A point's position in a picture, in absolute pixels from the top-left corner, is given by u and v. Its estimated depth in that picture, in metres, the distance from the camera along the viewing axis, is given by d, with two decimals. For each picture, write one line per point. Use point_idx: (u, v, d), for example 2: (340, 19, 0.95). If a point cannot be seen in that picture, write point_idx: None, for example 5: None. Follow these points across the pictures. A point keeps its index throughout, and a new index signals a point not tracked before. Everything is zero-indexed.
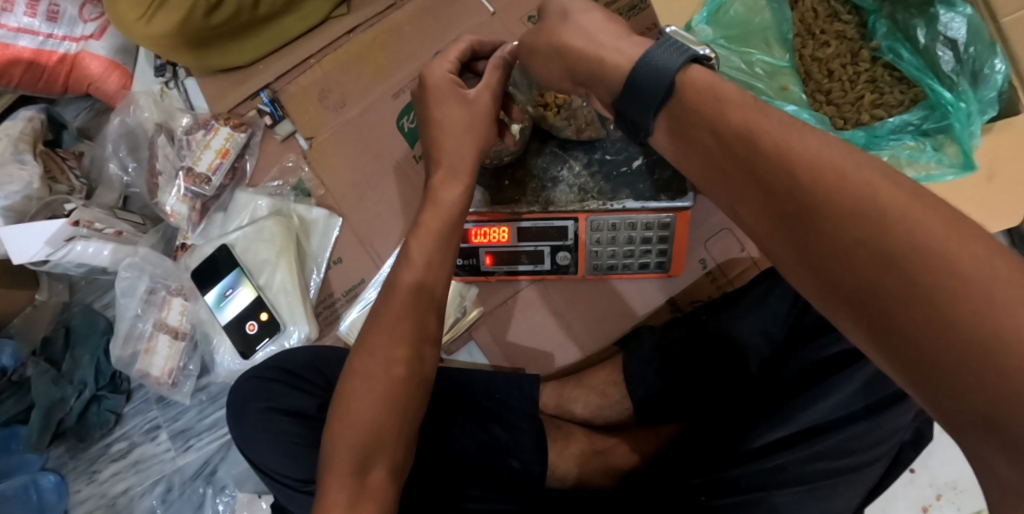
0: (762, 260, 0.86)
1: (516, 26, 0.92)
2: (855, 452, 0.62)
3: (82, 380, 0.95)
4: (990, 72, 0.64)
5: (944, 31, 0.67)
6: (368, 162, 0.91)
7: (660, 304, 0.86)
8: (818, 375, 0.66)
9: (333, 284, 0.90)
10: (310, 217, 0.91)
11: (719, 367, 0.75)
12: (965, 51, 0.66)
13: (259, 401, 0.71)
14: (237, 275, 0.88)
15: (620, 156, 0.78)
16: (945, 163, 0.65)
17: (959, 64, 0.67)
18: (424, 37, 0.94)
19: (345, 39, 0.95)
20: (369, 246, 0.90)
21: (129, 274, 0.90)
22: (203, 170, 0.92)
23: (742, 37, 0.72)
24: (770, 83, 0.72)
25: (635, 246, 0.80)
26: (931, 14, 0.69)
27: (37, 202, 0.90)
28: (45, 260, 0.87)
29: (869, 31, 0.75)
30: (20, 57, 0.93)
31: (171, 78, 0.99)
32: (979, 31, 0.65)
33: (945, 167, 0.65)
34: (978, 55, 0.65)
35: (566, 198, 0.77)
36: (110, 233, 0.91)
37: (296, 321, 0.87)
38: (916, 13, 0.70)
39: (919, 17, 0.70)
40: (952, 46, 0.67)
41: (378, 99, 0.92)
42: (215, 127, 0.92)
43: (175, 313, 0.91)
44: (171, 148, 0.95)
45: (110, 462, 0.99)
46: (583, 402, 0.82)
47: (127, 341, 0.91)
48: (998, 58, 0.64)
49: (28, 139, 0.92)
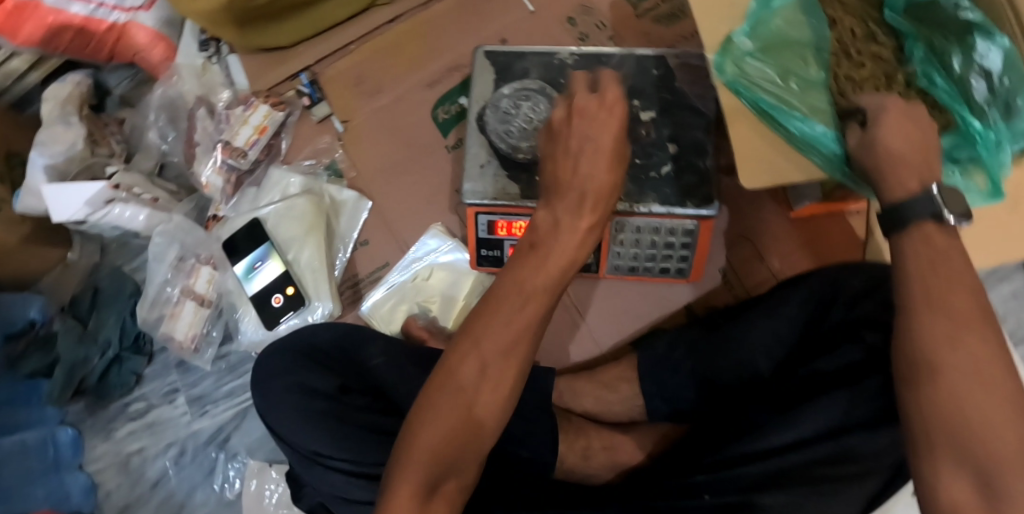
0: (780, 273, 0.88)
1: (553, 26, 0.95)
2: (859, 460, 0.62)
3: (106, 340, 0.97)
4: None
5: (980, 60, 0.68)
6: (400, 149, 0.94)
7: (677, 306, 0.87)
8: (823, 384, 0.67)
9: (358, 265, 0.93)
10: (340, 198, 0.93)
11: (729, 370, 0.75)
12: (1000, 81, 0.67)
13: (278, 374, 0.74)
14: (266, 248, 0.90)
15: (650, 160, 0.78)
16: (972, 191, 0.68)
17: (992, 95, 0.68)
18: (461, 31, 0.96)
19: (386, 28, 0.98)
20: (396, 230, 0.93)
21: (160, 240, 0.93)
22: (240, 144, 0.94)
23: (778, 50, 0.70)
24: (803, 98, 0.68)
25: (657, 250, 0.82)
26: (969, 43, 0.69)
27: (78, 164, 0.92)
28: (82, 221, 0.89)
29: (905, 56, 0.73)
30: (71, 23, 0.94)
31: (213, 54, 1.01)
32: (1016, 63, 0.66)
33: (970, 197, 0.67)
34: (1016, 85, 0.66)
35: (701, 197, 0.77)
36: (147, 198, 0.93)
37: (320, 298, 0.89)
38: (954, 40, 0.70)
39: (957, 44, 0.70)
40: (987, 76, 0.68)
41: (413, 88, 0.95)
42: (254, 104, 0.95)
43: (202, 281, 0.93)
44: (210, 121, 0.98)
45: (127, 421, 1.02)
46: (593, 398, 0.83)
47: (154, 304, 0.94)
48: None
49: (74, 101, 0.93)
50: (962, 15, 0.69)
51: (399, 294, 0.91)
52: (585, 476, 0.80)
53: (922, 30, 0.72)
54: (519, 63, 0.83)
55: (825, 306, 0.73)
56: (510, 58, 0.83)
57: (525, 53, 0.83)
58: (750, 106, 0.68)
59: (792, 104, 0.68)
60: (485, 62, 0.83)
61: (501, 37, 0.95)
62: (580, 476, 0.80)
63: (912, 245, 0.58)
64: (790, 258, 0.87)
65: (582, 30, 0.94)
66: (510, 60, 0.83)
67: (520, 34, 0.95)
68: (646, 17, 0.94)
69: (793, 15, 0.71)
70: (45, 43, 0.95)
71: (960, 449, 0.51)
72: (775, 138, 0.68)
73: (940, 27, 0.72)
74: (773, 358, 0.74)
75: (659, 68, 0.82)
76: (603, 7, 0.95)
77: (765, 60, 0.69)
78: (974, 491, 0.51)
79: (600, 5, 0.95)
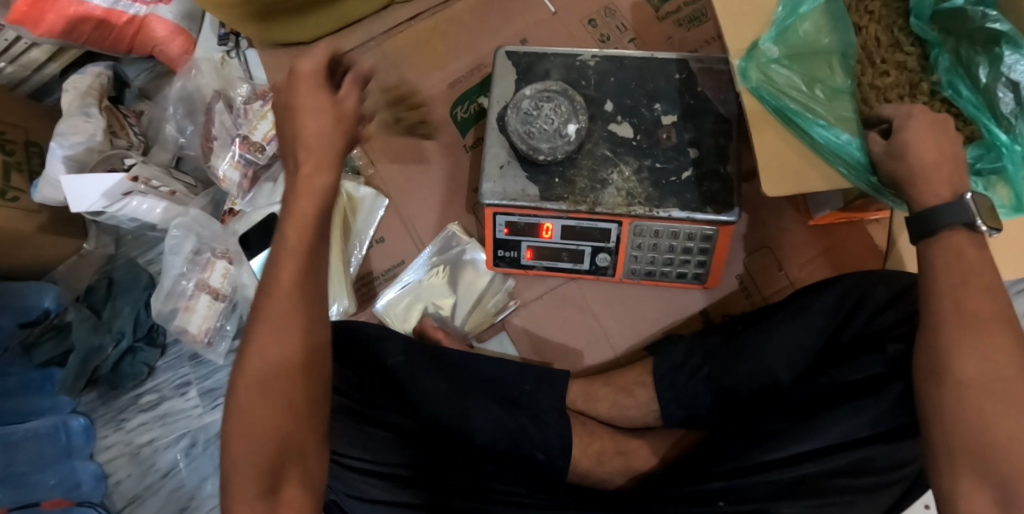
0: (798, 281, 0.87)
1: (575, 26, 0.94)
2: (874, 472, 0.63)
3: (120, 330, 0.97)
4: None
5: (1008, 72, 0.68)
6: (418, 148, 0.94)
7: (693, 312, 0.87)
8: (838, 395, 0.68)
9: (373, 263, 0.92)
10: (357, 195, 0.92)
11: (749, 379, 0.74)
12: None
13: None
14: None
15: (670, 165, 0.78)
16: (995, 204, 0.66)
17: (1020, 107, 0.67)
18: (482, 29, 0.96)
19: (407, 25, 0.97)
20: (412, 229, 0.93)
21: (177, 233, 0.92)
22: (258, 139, 0.94)
23: (805, 58, 0.70)
24: (828, 107, 0.68)
25: (675, 255, 0.82)
26: (996, 54, 0.69)
27: (97, 155, 0.92)
28: (100, 211, 0.89)
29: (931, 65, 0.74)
30: (91, 15, 0.95)
31: (232, 48, 1.03)
32: None
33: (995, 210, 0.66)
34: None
35: (720, 205, 0.77)
36: (165, 191, 0.93)
37: (335, 295, 0.89)
38: (980, 50, 0.70)
39: (984, 55, 0.70)
40: (1014, 89, 0.68)
41: (432, 87, 0.95)
42: (272, 100, 0.95)
43: (217, 275, 0.94)
44: (228, 116, 0.97)
45: (138, 412, 1.02)
46: (609, 402, 0.83)
47: (169, 297, 0.94)
48: None
49: (94, 94, 0.93)
50: (989, 26, 0.69)
51: (414, 292, 0.91)
52: (599, 480, 0.80)
53: (949, 39, 0.73)
54: (542, 64, 0.83)
55: (846, 315, 0.72)
56: (532, 59, 0.83)
57: (548, 54, 0.83)
58: (775, 114, 0.68)
59: (818, 112, 0.67)
60: (507, 62, 0.83)
61: (522, 37, 0.95)
62: (594, 481, 0.80)
63: (941, 258, 0.58)
64: (808, 266, 0.87)
65: (604, 32, 0.94)
66: (531, 61, 0.83)
67: (541, 35, 0.95)
68: (669, 19, 0.94)
69: (821, 22, 0.70)
70: (65, 34, 0.96)
71: (981, 469, 0.52)
72: (800, 145, 0.67)
73: (966, 37, 0.72)
74: (794, 371, 0.73)
75: (681, 72, 0.82)
76: (626, 8, 0.94)
77: (792, 67, 0.69)
78: (992, 505, 0.51)
79: (622, 7, 0.94)
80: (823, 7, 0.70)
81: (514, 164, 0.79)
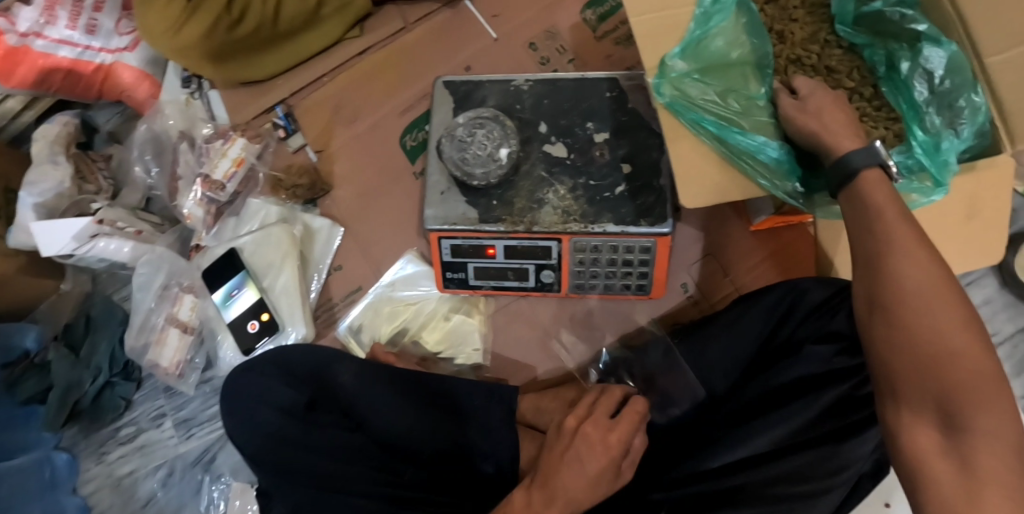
0: (745, 285, 0.88)
1: (517, 50, 0.97)
2: (811, 479, 0.65)
3: (98, 366, 1.01)
4: (967, 105, 0.68)
5: (925, 64, 0.71)
6: (372, 175, 0.97)
7: (642, 322, 0.88)
8: (775, 398, 0.68)
9: (333, 291, 0.95)
10: (314, 226, 0.95)
11: (687, 390, 0.75)
12: (942, 83, 0.70)
13: (252, 394, 0.77)
14: (243, 277, 0.92)
15: (605, 182, 0.81)
16: (924, 191, 0.71)
17: (936, 96, 0.71)
18: (432, 58, 1.00)
19: (358, 59, 1.02)
20: (368, 256, 0.95)
21: (146, 269, 0.96)
22: (218, 177, 0.98)
23: (718, 69, 0.71)
24: (742, 118, 0.70)
25: (617, 268, 0.83)
26: (917, 48, 0.72)
27: (66, 201, 0.96)
28: (70, 254, 0.93)
29: (867, 64, 0.77)
30: (59, 66, 1.02)
31: (196, 89, 1.05)
32: (962, 67, 0.68)
33: (921, 200, 0.71)
34: (955, 88, 0.69)
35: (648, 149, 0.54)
36: (131, 232, 0.97)
37: (294, 324, 0.90)
38: (905, 47, 0.74)
39: (907, 50, 0.73)
40: (930, 78, 0.71)
41: (386, 115, 0.98)
42: (232, 137, 0.99)
43: (185, 309, 0.97)
44: (191, 155, 1.02)
45: (118, 445, 1.05)
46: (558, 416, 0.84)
47: (141, 332, 0.97)
48: (975, 93, 0.68)
49: (61, 142, 0.98)
50: (908, 25, 0.73)
51: (374, 306, 0.94)
52: None
53: (878, 38, 0.77)
54: (478, 92, 0.85)
55: (780, 320, 0.72)
56: (470, 88, 0.86)
57: (484, 81, 0.86)
58: (692, 127, 0.69)
59: (731, 122, 0.69)
60: (445, 92, 0.86)
61: (467, 65, 0.98)
62: None
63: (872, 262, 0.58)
64: (757, 269, 0.88)
65: (545, 54, 0.97)
66: (469, 90, 0.86)
67: (485, 61, 0.98)
68: (608, 39, 0.97)
69: (733, 35, 0.72)
70: (37, 84, 1.03)
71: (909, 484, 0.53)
72: (716, 155, 0.69)
73: (892, 35, 0.76)
74: (730, 379, 0.74)
75: (612, 90, 0.84)
76: (566, 29, 0.97)
77: (704, 79, 0.71)
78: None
79: (563, 28, 0.97)
80: (736, 20, 0.72)
81: (454, 190, 0.82)
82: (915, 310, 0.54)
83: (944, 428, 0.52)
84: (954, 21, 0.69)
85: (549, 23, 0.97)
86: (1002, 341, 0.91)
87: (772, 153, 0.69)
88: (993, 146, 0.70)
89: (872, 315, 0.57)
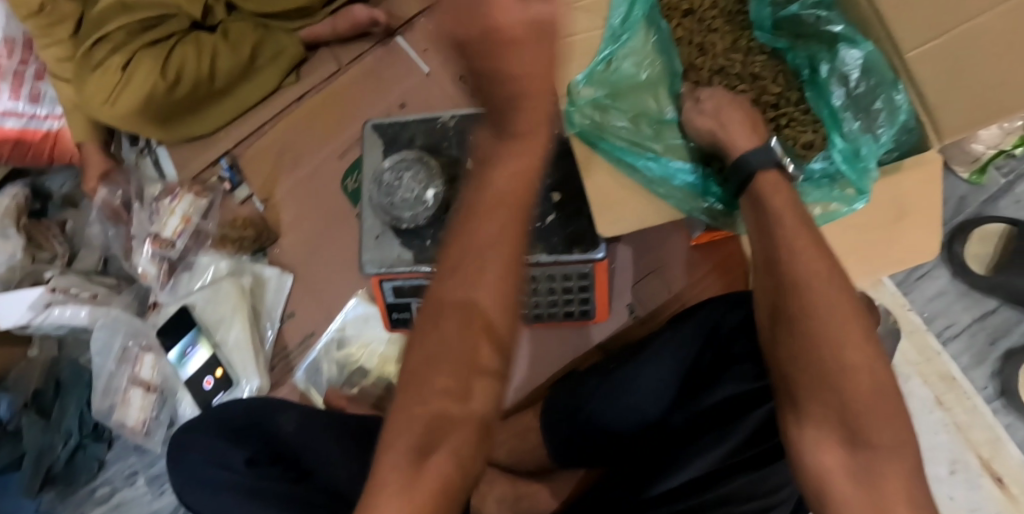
0: (685, 294, 0.87)
1: (449, 83, 0.98)
2: (749, 499, 0.62)
3: (68, 429, 1.03)
4: (892, 105, 0.66)
5: (843, 66, 0.70)
6: (316, 221, 0.98)
7: (589, 347, 0.87)
8: (706, 423, 0.67)
9: (286, 338, 0.96)
10: (264, 275, 0.96)
11: (622, 418, 0.72)
12: (860, 86, 0.69)
13: (195, 448, 0.78)
14: (195, 333, 0.93)
15: (534, 211, 0.80)
16: (845, 200, 0.69)
17: (858, 99, 0.70)
18: (366, 98, 1.00)
19: (295, 105, 1.02)
20: (319, 301, 0.96)
21: (102, 333, 0.97)
22: (169, 235, 0.99)
23: (630, 89, 0.72)
24: (657, 140, 0.71)
25: (558, 296, 0.83)
26: (835, 50, 0.71)
27: (20, 271, 0.98)
28: (27, 325, 0.94)
29: (790, 68, 0.77)
30: (6, 136, 1.03)
31: (144, 146, 1.08)
32: (879, 67, 0.66)
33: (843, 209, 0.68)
34: (871, 89, 0.68)
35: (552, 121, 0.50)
36: (85, 296, 0.98)
37: (248, 377, 0.91)
38: (825, 49, 0.73)
39: (827, 52, 0.72)
40: (845, 82, 0.70)
41: (324, 160, 0.99)
42: (179, 194, 0.99)
43: (146, 368, 0.98)
44: (143, 212, 1.02)
45: (96, 505, 1.07)
46: (507, 448, 0.85)
47: (104, 395, 0.98)
48: (897, 91, 0.65)
49: (11, 214, 1.01)
50: (827, 28, 0.72)
51: (329, 348, 0.95)
52: None
53: (798, 41, 0.76)
54: (405, 133, 0.86)
55: (707, 343, 0.71)
56: (397, 129, 0.86)
57: (411, 121, 0.86)
58: (603, 154, 0.68)
59: (645, 143, 0.70)
60: (374, 135, 0.86)
61: (401, 102, 0.99)
62: None
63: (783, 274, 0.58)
64: (701, 283, 0.87)
65: None
66: (396, 131, 0.86)
67: (419, 97, 0.99)
68: None
69: (642, 55, 0.73)
70: None
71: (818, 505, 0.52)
72: (630, 182, 0.68)
73: (813, 37, 0.74)
74: (662, 406, 0.71)
75: None
76: None
77: (615, 102, 0.71)
78: None
79: None
80: (644, 40, 0.73)
81: (387, 233, 0.82)
82: (820, 325, 0.55)
83: (846, 434, 0.52)
84: (868, 16, 0.66)
85: None
86: (959, 331, 0.88)
87: (687, 175, 0.70)
88: (921, 143, 0.65)
89: (787, 332, 0.56)
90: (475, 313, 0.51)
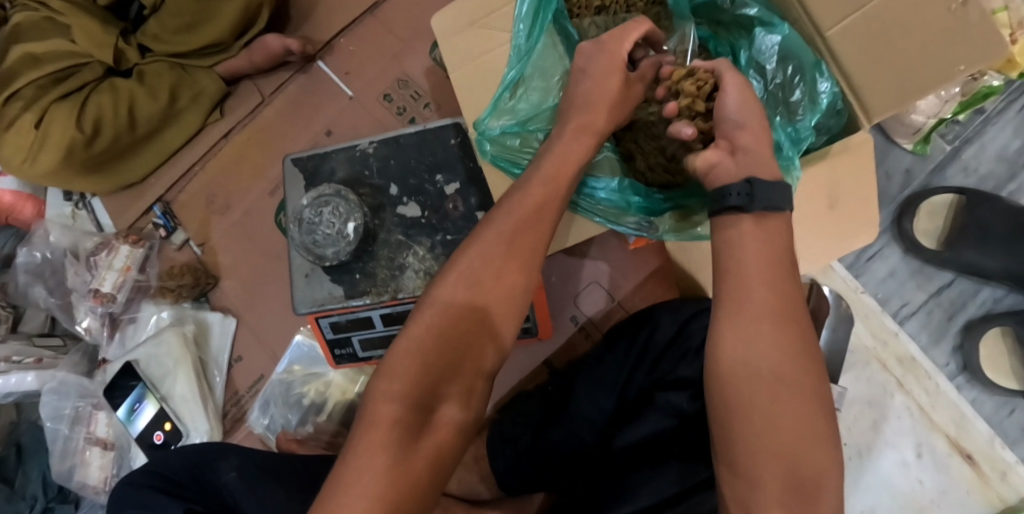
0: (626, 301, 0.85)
1: (374, 106, 0.96)
2: None
3: (33, 495, 1.02)
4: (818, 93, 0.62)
5: (762, 55, 0.66)
6: (255, 262, 0.96)
7: (537, 365, 0.85)
8: (646, 453, 0.61)
9: (236, 383, 0.95)
10: (207, 321, 0.96)
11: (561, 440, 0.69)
12: (783, 73, 0.65)
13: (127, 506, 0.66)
14: (141, 391, 0.92)
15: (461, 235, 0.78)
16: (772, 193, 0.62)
17: (781, 87, 0.66)
18: (292, 129, 0.98)
19: (223, 143, 1.00)
20: (264, 342, 0.95)
21: (52, 397, 0.95)
22: (108, 289, 0.95)
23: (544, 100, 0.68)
24: None
25: None
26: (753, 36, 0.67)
27: None
28: None
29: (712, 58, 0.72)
30: None
31: (79, 199, 1.05)
32: (800, 53, 0.63)
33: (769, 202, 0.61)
34: (790, 78, 0.65)
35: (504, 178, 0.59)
36: (30, 361, 0.96)
37: (197, 426, 0.91)
38: (744, 35, 0.69)
39: (746, 39, 0.68)
40: (763, 73, 0.66)
41: (256, 199, 0.97)
42: (114, 247, 0.96)
43: (102, 426, 0.97)
44: (78, 266, 0.99)
45: None
46: (457, 479, 0.83)
47: (63, 457, 0.96)
48: (824, 77, 0.61)
49: None
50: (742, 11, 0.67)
51: (279, 388, 0.93)
52: None
53: (720, 29, 0.71)
54: (326, 164, 0.82)
55: (637, 359, 0.69)
56: (316, 161, 0.83)
57: (330, 151, 0.83)
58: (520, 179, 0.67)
59: None
60: (295, 172, 0.83)
61: (328, 129, 0.97)
62: None
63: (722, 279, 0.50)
64: (645, 288, 0.85)
65: (400, 104, 0.95)
66: (316, 162, 0.82)
67: (345, 122, 0.96)
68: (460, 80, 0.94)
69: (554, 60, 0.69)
70: None
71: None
72: None
73: (731, 24, 0.70)
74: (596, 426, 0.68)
75: (457, 136, 0.81)
76: (418, 75, 0.95)
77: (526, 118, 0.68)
78: None
79: (415, 74, 0.95)
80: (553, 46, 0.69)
81: (318, 271, 0.79)
82: (743, 333, 0.47)
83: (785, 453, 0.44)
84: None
85: (400, 71, 0.95)
86: (915, 310, 0.91)
87: (606, 191, 0.66)
88: (850, 124, 0.62)
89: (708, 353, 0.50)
90: (468, 315, 0.53)
